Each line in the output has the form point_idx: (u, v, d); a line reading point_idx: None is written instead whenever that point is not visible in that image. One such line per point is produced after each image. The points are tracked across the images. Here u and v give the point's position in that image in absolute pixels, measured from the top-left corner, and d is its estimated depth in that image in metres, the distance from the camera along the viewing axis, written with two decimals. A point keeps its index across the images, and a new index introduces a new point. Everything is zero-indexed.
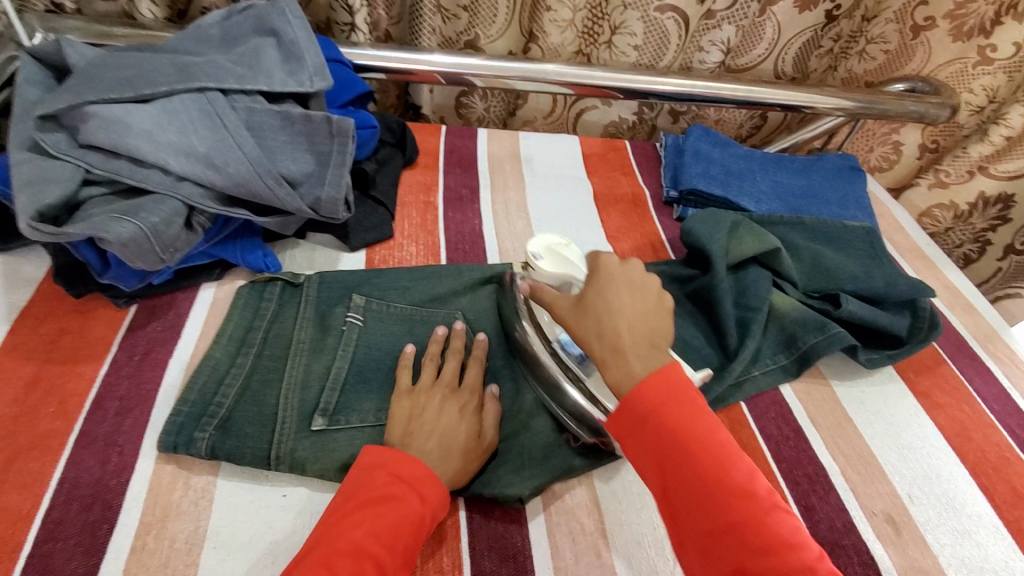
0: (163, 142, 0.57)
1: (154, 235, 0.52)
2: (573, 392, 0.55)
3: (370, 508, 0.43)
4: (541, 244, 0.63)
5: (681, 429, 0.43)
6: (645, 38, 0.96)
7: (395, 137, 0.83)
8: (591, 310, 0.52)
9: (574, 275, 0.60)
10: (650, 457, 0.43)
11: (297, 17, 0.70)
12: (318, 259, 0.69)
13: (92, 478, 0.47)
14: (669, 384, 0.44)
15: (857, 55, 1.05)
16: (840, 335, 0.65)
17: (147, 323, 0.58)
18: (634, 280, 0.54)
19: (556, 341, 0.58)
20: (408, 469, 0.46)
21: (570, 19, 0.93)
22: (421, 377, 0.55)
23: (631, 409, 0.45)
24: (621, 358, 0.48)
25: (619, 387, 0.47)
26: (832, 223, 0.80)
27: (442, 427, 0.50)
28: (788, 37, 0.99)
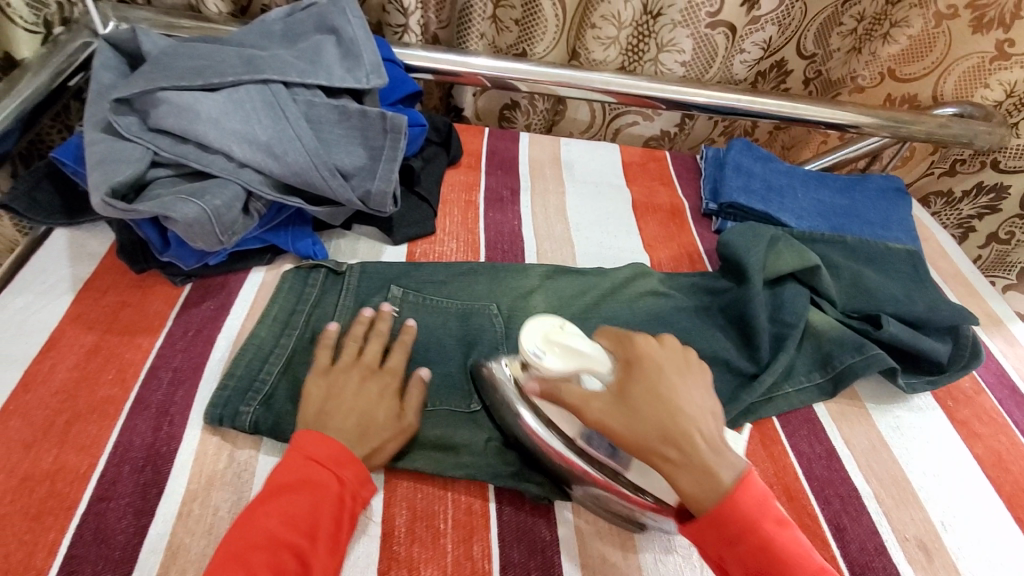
0: (228, 129, 0.59)
1: (215, 217, 0.55)
2: (524, 414, 0.51)
3: (283, 496, 0.45)
4: (536, 335, 0.48)
5: (776, 546, 0.42)
6: (694, 54, 0.97)
7: (441, 136, 0.84)
8: (646, 409, 0.46)
9: (593, 367, 0.47)
10: (740, 566, 0.42)
11: (356, 16, 0.72)
12: (361, 250, 0.71)
13: (144, 443, 0.49)
14: (748, 486, 0.44)
15: (881, 39, 1.01)
16: (879, 357, 0.64)
17: (201, 301, 0.61)
18: (679, 363, 0.49)
19: (578, 438, 0.49)
20: (321, 451, 0.47)
21: (615, 37, 0.94)
22: (341, 356, 0.55)
23: (720, 524, 0.43)
24: (696, 466, 0.44)
25: (697, 499, 0.44)
26: (875, 245, 0.79)
27: (360, 406, 0.50)
28: (811, 16, 0.97)
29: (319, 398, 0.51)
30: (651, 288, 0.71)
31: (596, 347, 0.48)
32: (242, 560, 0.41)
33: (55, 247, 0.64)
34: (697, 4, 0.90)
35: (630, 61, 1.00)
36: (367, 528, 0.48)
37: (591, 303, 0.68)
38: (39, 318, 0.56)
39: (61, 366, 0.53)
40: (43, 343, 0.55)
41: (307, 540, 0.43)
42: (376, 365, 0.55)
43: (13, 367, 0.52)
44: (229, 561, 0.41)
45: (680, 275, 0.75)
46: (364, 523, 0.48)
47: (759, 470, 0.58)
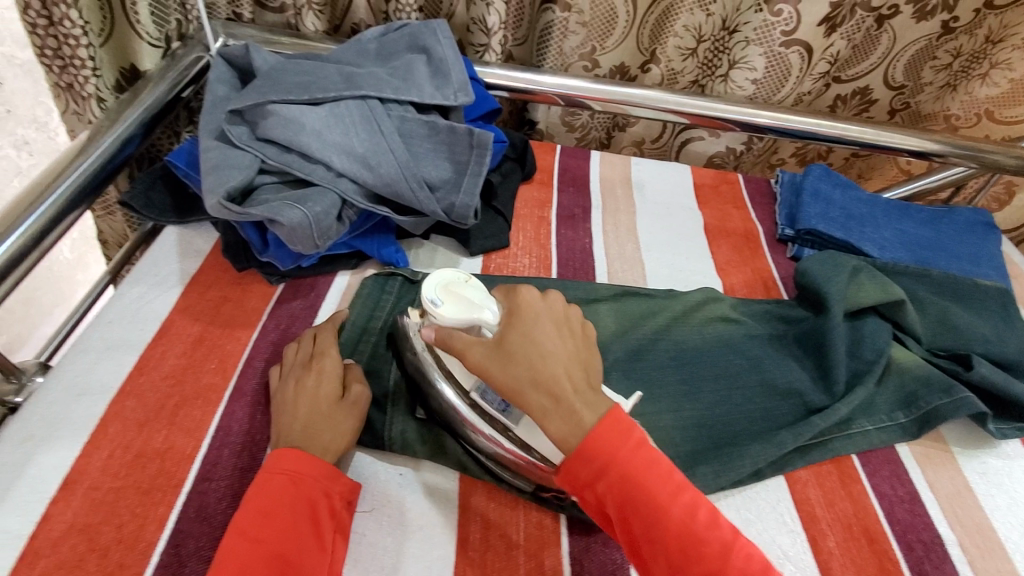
0: (330, 141, 0.63)
1: (315, 223, 0.59)
2: (444, 388, 0.53)
3: (257, 513, 0.44)
4: (435, 285, 0.51)
5: (640, 475, 0.42)
6: (766, 72, 0.94)
7: (516, 152, 0.87)
8: (520, 356, 0.47)
9: (484, 317, 0.49)
10: (613, 500, 0.42)
11: (446, 37, 0.76)
12: (439, 261, 0.73)
13: (242, 430, 0.53)
14: (610, 420, 0.43)
15: (979, 79, 0.97)
16: (969, 401, 0.61)
17: (293, 299, 0.65)
18: (559, 316, 0.50)
19: (473, 392, 0.52)
20: (287, 462, 0.47)
21: (693, 48, 0.95)
22: (285, 366, 0.56)
23: (585, 459, 0.42)
24: (562, 407, 0.45)
25: (561, 436, 0.44)
26: (963, 280, 0.74)
27: (304, 408, 0.51)
28: (901, 46, 0.94)
29: None
30: (722, 312, 0.70)
31: (492, 298, 0.51)
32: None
33: (166, 242, 0.70)
34: (772, 22, 0.88)
35: (702, 76, 1.00)
36: (443, 535, 0.49)
37: (663, 324, 0.68)
38: (152, 308, 0.62)
39: (170, 353, 0.58)
40: (155, 331, 0.60)
41: (291, 543, 0.43)
42: (308, 358, 0.56)
43: (130, 351, 0.57)
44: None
45: (752, 301, 0.74)
46: (438, 525, 0.50)
47: (837, 510, 0.56)
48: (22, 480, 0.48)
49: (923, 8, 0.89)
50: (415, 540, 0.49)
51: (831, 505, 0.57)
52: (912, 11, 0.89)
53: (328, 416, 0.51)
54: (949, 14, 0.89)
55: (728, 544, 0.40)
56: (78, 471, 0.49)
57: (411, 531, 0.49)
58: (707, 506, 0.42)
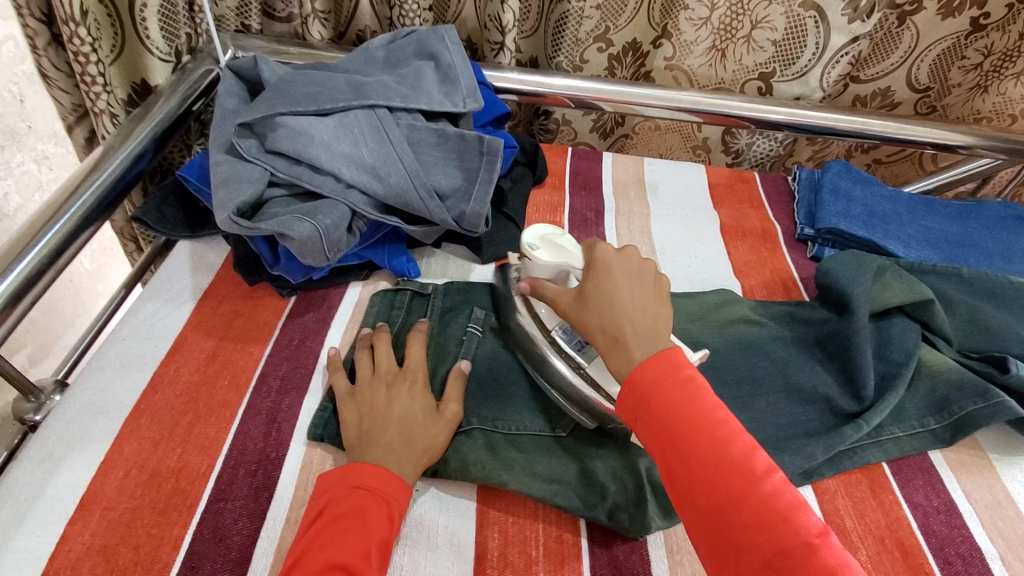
0: (338, 152, 0.63)
1: (324, 236, 0.58)
2: (556, 360, 0.57)
3: (331, 526, 0.44)
4: (535, 235, 0.60)
5: (676, 405, 0.43)
6: (786, 34, 0.90)
7: (527, 157, 0.85)
8: (594, 304, 0.51)
9: (571, 265, 0.57)
10: (651, 429, 0.44)
11: (453, 42, 0.75)
12: (451, 270, 0.72)
13: (256, 448, 0.52)
14: (660, 358, 0.46)
15: (1013, 78, 0.91)
16: (1007, 407, 0.58)
17: (304, 313, 0.65)
18: (632, 270, 0.53)
19: (555, 330, 0.58)
20: (377, 481, 0.47)
21: (707, 18, 0.91)
22: (359, 376, 0.56)
23: (633, 387, 0.45)
24: (623, 347, 0.48)
25: (620, 372, 0.47)
26: (997, 278, 0.71)
27: (396, 416, 0.52)
28: (927, 44, 0.91)
29: (405, 411, 0.52)
30: (743, 315, 0.69)
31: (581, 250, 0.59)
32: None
33: (179, 257, 0.70)
34: None
35: (721, 40, 0.94)
36: (461, 552, 0.49)
37: (682, 329, 0.66)
38: (165, 324, 0.62)
39: (183, 369, 0.58)
40: (168, 347, 0.60)
41: (358, 560, 0.42)
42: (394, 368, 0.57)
43: (144, 368, 0.58)
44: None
45: (772, 304, 0.72)
46: (455, 543, 0.49)
47: (868, 521, 0.54)
48: (41, 501, 0.48)
49: (949, 4, 0.86)
50: (434, 558, 0.48)
51: (862, 516, 0.54)
52: (937, 8, 0.87)
53: (423, 425, 0.52)
54: (980, 10, 0.86)
55: (755, 477, 0.40)
56: (95, 491, 0.49)
57: (430, 551, 0.48)
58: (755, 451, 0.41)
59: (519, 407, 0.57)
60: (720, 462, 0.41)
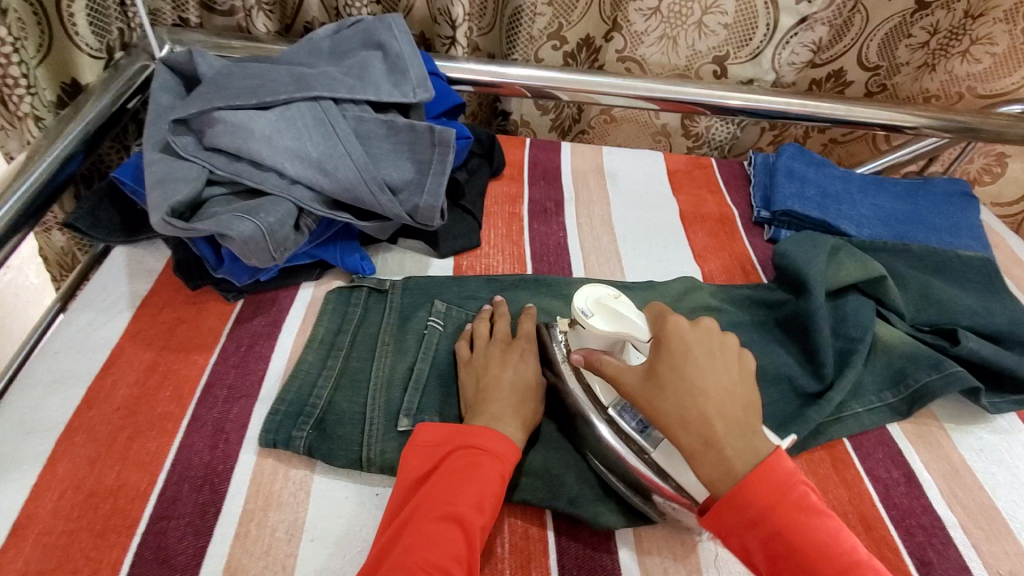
0: (281, 147, 0.60)
1: (269, 234, 0.55)
2: (600, 426, 0.51)
3: (450, 479, 0.45)
4: (588, 298, 0.53)
5: (788, 525, 0.41)
6: (736, 17, 0.91)
7: (484, 148, 0.84)
8: (670, 387, 0.47)
9: (633, 335, 0.50)
10: (762, 552, 0.42)
11: (401, 31, 0.73)
12: (408, 266, 0.70)
13: (203, 462, 0.49)
14: (767, 470, 0.43)
15: (960, 56, 0.95)
16: (959, 376, 0.60)
17: (253, 317, 0.61)
18: (712, 348, 0.49)
19: (612, 408, 0.51)
20: (492, 443, 0.48)
21: (656, 7, 0.91)
22: (478, 340, 0.58)
23: (740, 509, 0.42)
24: (715, 451, 0.44)
25: (714, 483, 0.44)
26: (944, 253, 0.73)
27: (510, 379, 0.54)
28: (874, 26, 0.94)
29: (516, 376, 0.54)
30: (704, 300, 0.68)
31: (642, 316, 0.52)
32: (415, 529, 0.43)
33: (115, 264, 0.66)
34: None
35: (673, 28, 0.94)
36: None
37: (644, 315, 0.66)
38: (100, 335, 0.58)
39: (121, 382, 0.54)
40: (104, 360, 0.56)
41: (471, 513, 0.44)
42: (508, 337, 0.59)
43: (78, 383, 0.54)
44: (404, 529, 0.43)
45: (732, 287, 0.72)
46: None
47: (831, 497, 0.55)
48: None
49: None
50: None
51: (825, 493, 0.55)
52: None
53: (532, 390, 0.54)
54: None
55: None
56: (26, 516, 0.45)
57: None
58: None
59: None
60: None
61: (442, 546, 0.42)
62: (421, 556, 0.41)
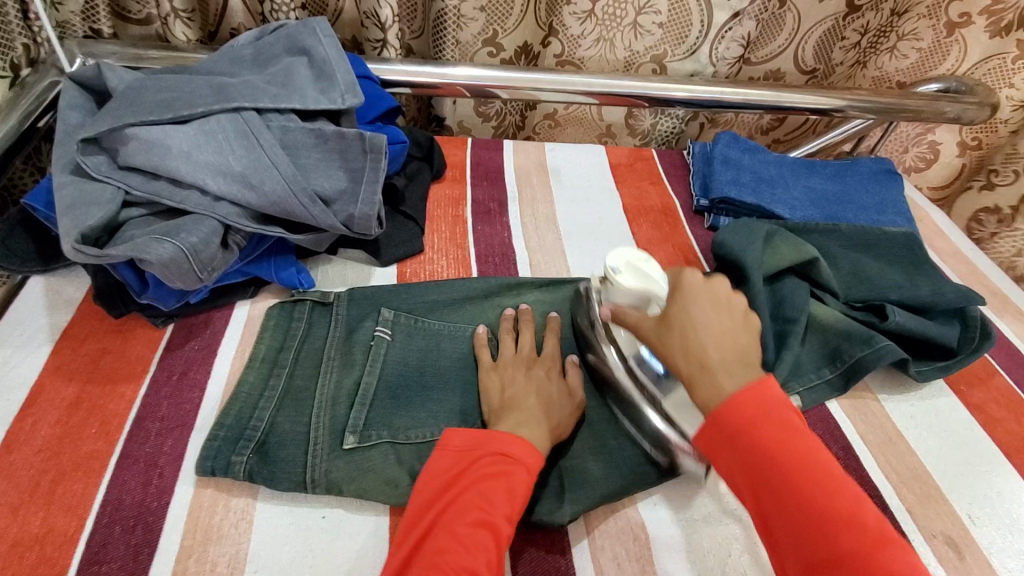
0: (201, 162, 0.57)
1: (192, 255, 0.53)
2: (651, 415, 0.53)
3: (482, 486, 0.45)
4: (619, 258, 0.58)
5: (768, 441, 0.42)
6: (671, 16, 0.92)
7: (423, 151, 0.83)
8: (675, 325, 0.49)
9: (654, 291, 0.55)
10: (744, 469, 0.42)
11: (327, 35, 0.71)
12: (350, 276, 0.68)
13: (134, 500, 0.47)
14: (756, 394, 0.43)
15: (887, 52, 1.00)
16: (889, 349, 0.62)
17: (185, 342, 0.59)
18: (721, 298, 0.50)
19: (632, 359, 0.56)
20: (524, 453, 0.47)
21: (590, 10, 0.91)
22: (502, 353, 0.59)
23: (722, 425, 0.43)
24: (710, 378, 0.45)
25: (707, 404, 0.45)
26: (870, 230, 0.76)
27: (535, 389, 0.55)
28: (807, 27, 0.97)
29: (540, 387, 0.55)
30: None
31: (666, 275, 0.56)
32: (447, 532, 0.43)
33: (30, 296, 0.61)
34: None
35: (608, 30, 0.94)
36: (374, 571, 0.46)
37: None
38: (16, 373, 0.54)
39: (43, 422, 0.51)
40: (22, 399, 0.52)
41: (502, 520, 0.44)
42: (534, 353, 0.59)
43: None
44: (435, 530, 0.44)
45: None
46: (366, 566, 0.46)
47: None
48: None
49: None
50: None
51: None
52: None
53: (559, 405, 0.54)
54: None
55: (869, 529, 0.39)
56: None
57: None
58: (861, 502, 0.40)
59: (436, 414, 0.55)
60: (814, 500, 0.40)
61: (472, 551, 0.42)
62: (452, 560, 0.41)
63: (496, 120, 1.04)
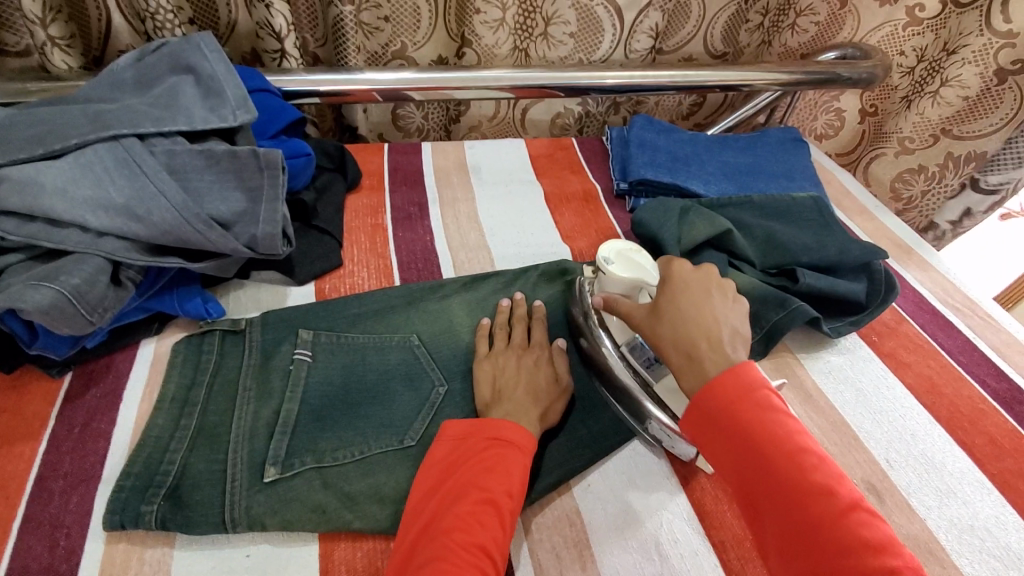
0: (79, 198, 0.53)
1: (77, 297, 0.50)
2: (653, 409, 0.55)
3: (478, 468, 0.47)
4: (611, 247, 0.59)
5: (749, 421, 0.43)
6: (580, 25, 0.94)
7: (334, 162, 0.80)
8: (665, 313, 0.50)
9: (647, 281, 0.56)
10: (724, 450, 0.44)
11: (213, 50, 0.67)
12: (264, 298, 0.66)
13: (39, 566, 0.44)
14: (736, 376, 0.44)
15: (789, 29, 1.04)
16: (801, 310, 0.65)
17: (85, 391, 0.55)
18: (710, 285, 0.52)
19: (626, 347, 0.57)
20: (516, 435, 0.50)
21: (501, 19, 0.91)
22: (495, 343, 0.60)
23: (705, 410, 0.45)
24: (697, 363, 0.47)
25: (693, 390, 0.46)
26: (779, 198, 0.78)
27: (525, 379, 0.56)
28: (711, 15, 0.98)
29: (529, 375, 0.56)
30: (575, 277, 0.69)
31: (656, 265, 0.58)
32: (450, 512, 0.45)
33: None
34: None
35: (522, 40, 0.95)
36: None
37: None
38: None
39: None
40: None
41: (501, 495, 0.46)
42: (526, 341, 0.60)
43: None
44: (440, 513, 0.45)
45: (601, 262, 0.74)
46: None
47: None
48: None
49: None
50: None
51: None
52: None
53: (547, 390, 0.56)
54: None
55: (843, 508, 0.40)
56: None
57: None
58: (842, 486, 0.41)
59: (363, 431, 0.53)
60: (790, 473, 0.41)
61: (477, 526, 0.43)
62: (461, 534, 0.43)
63: (416, 134, 1.04)
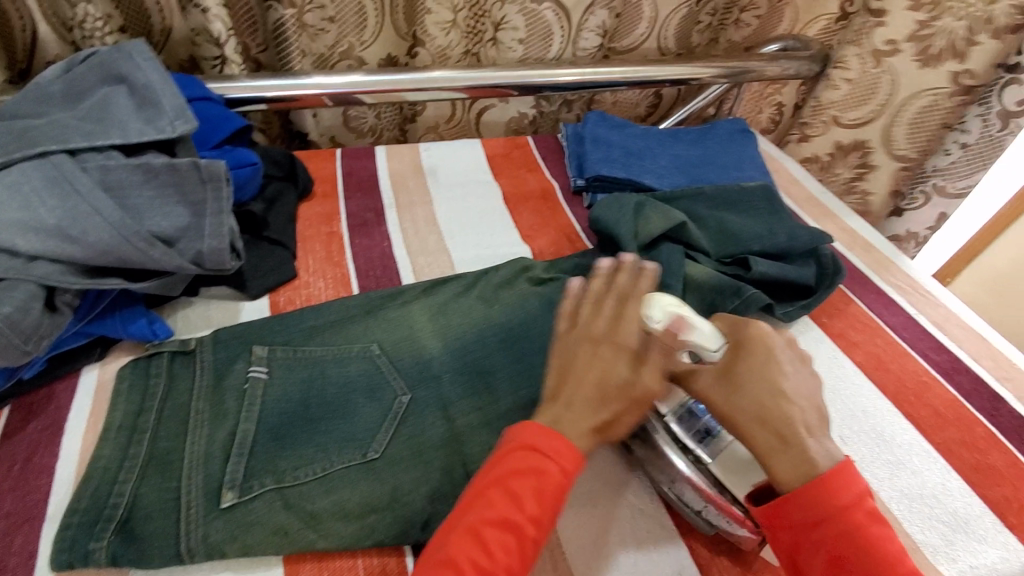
0: (5, 221, 0.50)
1: (10, 327, 0.47)
2: (675, 459, 0.54)
3: (506, 483, 0.44)
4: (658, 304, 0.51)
5: (852, 524, 0.42)
6: (529, 31, 0.93)
7: (283, 169, 0.78)
8: (748, 384, 0.49)
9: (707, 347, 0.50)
10: (824, 552, 0.42)
11: (145, 58, 0.64)
12: (215, 315, 0.64)
13: None
14: (844, 472, 0.44)
15: (734, 24, 1.05)
16: (755, 297, 0.67)
17: (24, 425, 0.52)
18: (794, 358, 0.52)
19: (671, 418, 0.56)
20: (561, 450, 0.45)
21: (452, 20, 0.90)
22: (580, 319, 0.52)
23: (805, 502, 0.43)
24: (792, 449, 0.46)
25: (788, 478, 0.45)
26: (731, 188, 0.80)
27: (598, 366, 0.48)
28: (665, 14, 0.99)
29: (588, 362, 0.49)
30: (535, 276, 0.69)
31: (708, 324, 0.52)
32: (463, 527, 0.42)
33: None
34: None
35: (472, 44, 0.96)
36: None
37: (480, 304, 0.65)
38: None
39: None
40: None
41: (522, 517, 0.42)
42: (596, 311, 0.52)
43: None
44: (456, 519, 0.44)
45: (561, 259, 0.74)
46: None
47: None
48: None
49: None
50: None
51: None
52: None
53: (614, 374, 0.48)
54: None
55: None
56: None
57: None
58: None
59: (326, 446, 0.52)
60: None
61: (485, 547, 0.41)
62: (466, 554, 0.41)
63: (369, 135, 1.02)
